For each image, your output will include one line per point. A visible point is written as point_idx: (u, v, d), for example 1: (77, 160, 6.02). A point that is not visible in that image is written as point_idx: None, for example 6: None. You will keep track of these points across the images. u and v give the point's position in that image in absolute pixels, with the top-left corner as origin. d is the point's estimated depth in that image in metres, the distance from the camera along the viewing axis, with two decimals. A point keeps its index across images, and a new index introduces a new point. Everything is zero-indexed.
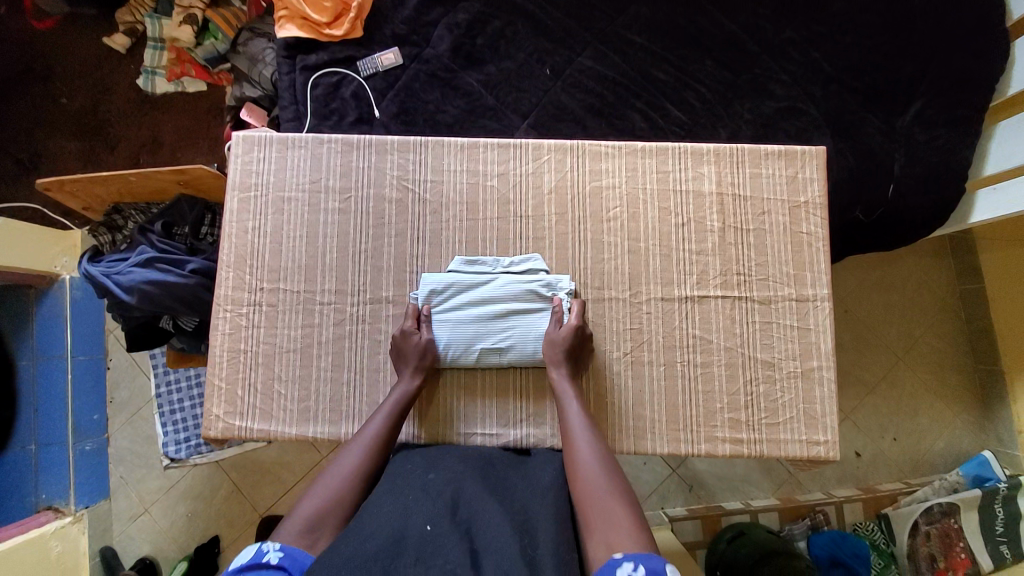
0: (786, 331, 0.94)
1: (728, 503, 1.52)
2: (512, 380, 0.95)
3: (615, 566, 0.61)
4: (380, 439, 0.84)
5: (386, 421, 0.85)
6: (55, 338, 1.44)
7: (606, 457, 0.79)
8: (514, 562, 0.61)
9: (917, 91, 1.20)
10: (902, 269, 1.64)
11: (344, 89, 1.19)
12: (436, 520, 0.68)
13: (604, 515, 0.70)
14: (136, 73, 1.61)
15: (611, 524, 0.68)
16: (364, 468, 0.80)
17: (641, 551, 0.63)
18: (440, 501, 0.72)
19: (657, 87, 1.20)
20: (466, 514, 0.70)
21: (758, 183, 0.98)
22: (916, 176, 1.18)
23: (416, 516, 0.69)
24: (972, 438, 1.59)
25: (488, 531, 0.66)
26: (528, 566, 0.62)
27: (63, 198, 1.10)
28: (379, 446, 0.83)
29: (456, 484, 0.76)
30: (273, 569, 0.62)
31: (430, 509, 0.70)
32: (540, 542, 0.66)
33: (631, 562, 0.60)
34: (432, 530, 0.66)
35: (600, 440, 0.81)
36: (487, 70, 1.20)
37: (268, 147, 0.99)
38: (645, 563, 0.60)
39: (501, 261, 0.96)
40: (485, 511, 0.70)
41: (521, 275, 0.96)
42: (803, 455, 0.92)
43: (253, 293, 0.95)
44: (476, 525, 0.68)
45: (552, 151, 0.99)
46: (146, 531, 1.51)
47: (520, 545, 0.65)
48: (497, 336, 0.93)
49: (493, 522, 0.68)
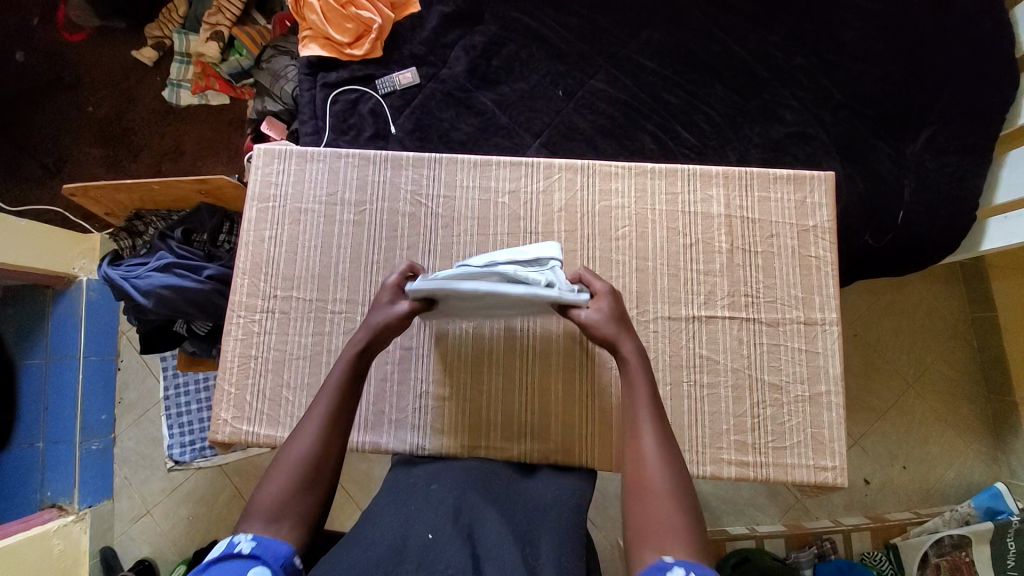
0: (794, 354, 0.94)
1: (733, 527, 1.49)
2: (514, 389, 0.95)
3: (663, 568, 0.56)
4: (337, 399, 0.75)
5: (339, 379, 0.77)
6: (69, 337, 1.46)
7: (671, 453, 0.69)
8: (516, 566, 0.61)
9: (926, 121, 1.21)
10: (912, 294, 1.63)
11: (362, 106, 1.23)
12: (437, 527, 0.67)
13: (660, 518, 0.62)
14: (162, 85, 1.67)
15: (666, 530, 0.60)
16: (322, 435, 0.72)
17: (697, 566, 0.56)
18: (442, 507, 0.71)
19: (667, 110, 1.22)
20: (468, 519, 0.69)
21: (766, 206, 0.99)
22: (925, 203, 1.19)
23: (418, 524, 0.68)
24: (984, 470, 1.56)
25: (490, 538, 0.66)
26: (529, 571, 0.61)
27: (88, 203, 1.13)
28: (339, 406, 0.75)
29: (458, 492, 0.75)
30: (243, 558, 0.58)
31: (432, 517, 0.69)
32: (542, 553, 0.66)
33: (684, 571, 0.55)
34: (433, 536, 0.65)
35: (667, 431, 0.71)
36: (502, 90, 1.24)
37: (288, 160, 1.02)
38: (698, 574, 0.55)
39: None
40: (487, 518, 0.69)
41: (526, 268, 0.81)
42: (810, 480, 0.91)
43: (266, 300, 0.97)
44: (478, 530, 0.67)
45: (563, 170, 1.01)
46: (146, 533, 1.51)
47: (523, 554, 0.64)
48: None
49: (494, 529, 0.67)
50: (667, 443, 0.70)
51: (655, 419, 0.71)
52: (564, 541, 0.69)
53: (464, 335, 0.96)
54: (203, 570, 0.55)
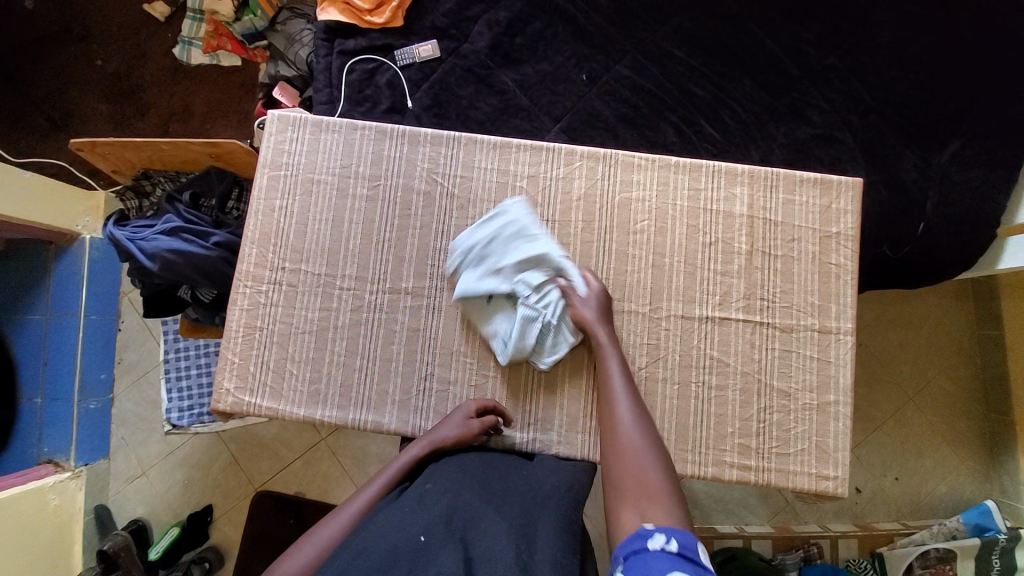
0: (806, 362, 0.93)
1: (722, 526, 1.51)
2: (520, 386, 0.94)
3: (645, 533, 0.63)
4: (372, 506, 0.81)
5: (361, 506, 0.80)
6: (70, 295, 1.45)
7: (646, 424, 0.82)
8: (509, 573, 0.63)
9: (958, 131, 1.17)
10: (921, 307, 1.62)
11: (379, 77, 1.19)
12: (431, 529, 0.68)
13: (639, 483, 0.74)
14: (174, 42, 1.63)
15: (644, 493, 0.72)
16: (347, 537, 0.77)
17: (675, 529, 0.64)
18: (436, 508, 0.72)
19: (693, 103, 1.19)
20: (461, 523, 0.70)
21: (789, 209, 0.97)
22: (948, 217, 1.16)
23: (412, 524, 0.69)
24: (976, 487, 1.56)
25: (483, 542, 0.67)
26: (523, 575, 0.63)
27: (94, 159, 1.10)
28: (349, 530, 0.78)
29: (453, 491, 0.76)
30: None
31: (426, 517, 0.70)
32: (537, 555, 0.68)
33: (663, 536, 0.62)
34: (427, 539, 0.67)
35: (640, 405, 0.84)
36: (524, 70, 1.20)
37: (302, 128, 0.99)
38: (678, 538, 0.61)
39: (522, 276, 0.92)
40: (481, 521, 0.71)
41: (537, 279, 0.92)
42: (810, 488, 0.90)
43: (274, 271, 0.95)
44: (471, 535, 0.69)
45: (585, 158, 0.98)
46: (142, 493, 1.52)
47: (517, 556, 0.66)
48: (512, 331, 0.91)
49: (487, 533, 0.69)
50: (643, 416, 0.82)
51: (630, 393, 0.85)
52: (560, 540, 0.71)
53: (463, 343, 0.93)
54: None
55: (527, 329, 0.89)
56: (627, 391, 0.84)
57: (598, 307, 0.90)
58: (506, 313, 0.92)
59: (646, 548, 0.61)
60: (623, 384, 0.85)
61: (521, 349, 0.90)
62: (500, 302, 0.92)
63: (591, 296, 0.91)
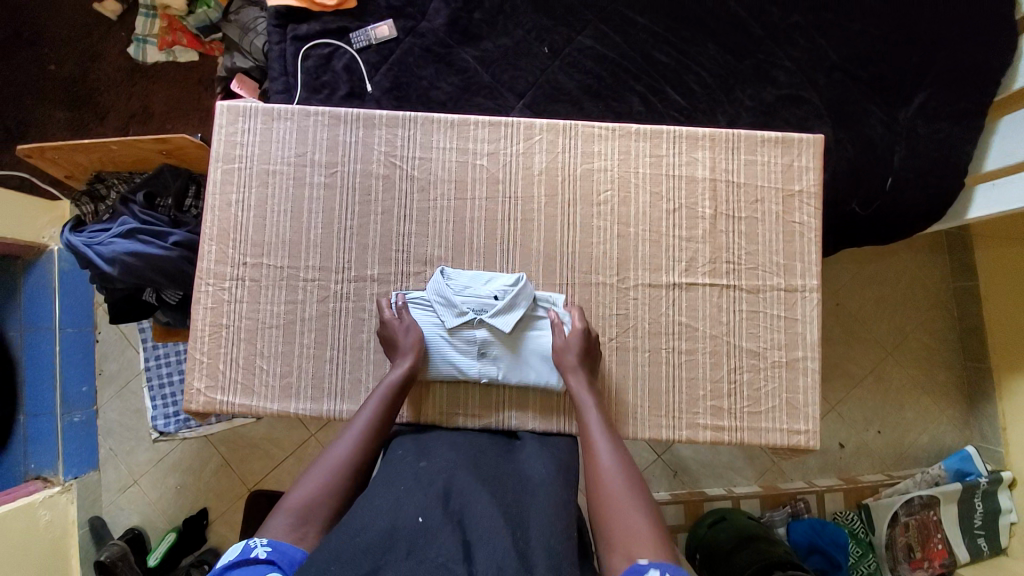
0: (774, 321, 0.94)
1: (712, 489, 1.54)
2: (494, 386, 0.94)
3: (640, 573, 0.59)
4: (370, 429, 0.80)
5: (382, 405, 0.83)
6: (44, 308, 1.43)
7: (629, 465, 0.75)
8: (507, 558, 0.60)
9: (921, 83, 1.17)
10: (897, 263, 1.64)
11: (336, 62, 1.15)
12: (428, 511, 0.67)
13: (622, 527, 0.66)
14: (127, 42, 1.57)
15: (630, 535, 0.65)
16: (353, 461, 0.76)
17: (668, 561, 0.61)
18: (432, 490, 0.71)
19: (657, 70, 1.16)
20: (458, 505, 0.69)
21: (752, 170, 0.97)
22: (915, 170, 1.17)
23: (408, 506, 0.68)
24: (956, 434, 1.60)
25: (480, 524, 0.65)
26: (520, 562, 0.60)
27: (45, 166, 1.08)
28: (375, 429, 0.81)
29: (448, 473, 0.75)
30: (259, 564, 0.61)
31: (422, 499, 0.69)
32: (533, 540, 0.65)
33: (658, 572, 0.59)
34: (424, 521, 0.65)
35: (621, 445, 0.78)
36: (483, 46, 1.16)
37: (253, 118, 0.96)
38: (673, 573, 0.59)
39: (477, 280, 0.93)
40: (477, 502, 0.68)
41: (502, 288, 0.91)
42: (783, 444, 0.92)
43: (235, 267, 0.94)
44: (468, 516, 0.67)
45: (544, 131, 0.97)
46: (135, 502, 1.52)
47: (513, 540, 0.63)
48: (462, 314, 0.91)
49: (485, 514, 0.66)
50: (623, 457, 0.76)
51: (609, 437, 0.79)
52: (552, 522, 0.68)
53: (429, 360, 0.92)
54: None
55: (482, 337, 0.92)
56: (602, 428, 0.80)
57: (581, 347, 0.88)
58: (476, 306, 0.91)
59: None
60: (598, 424, 0.81)
61: (462, 339, 0.92)
62: (478, 296, 0.91)
63: (569, 335, 0.88)
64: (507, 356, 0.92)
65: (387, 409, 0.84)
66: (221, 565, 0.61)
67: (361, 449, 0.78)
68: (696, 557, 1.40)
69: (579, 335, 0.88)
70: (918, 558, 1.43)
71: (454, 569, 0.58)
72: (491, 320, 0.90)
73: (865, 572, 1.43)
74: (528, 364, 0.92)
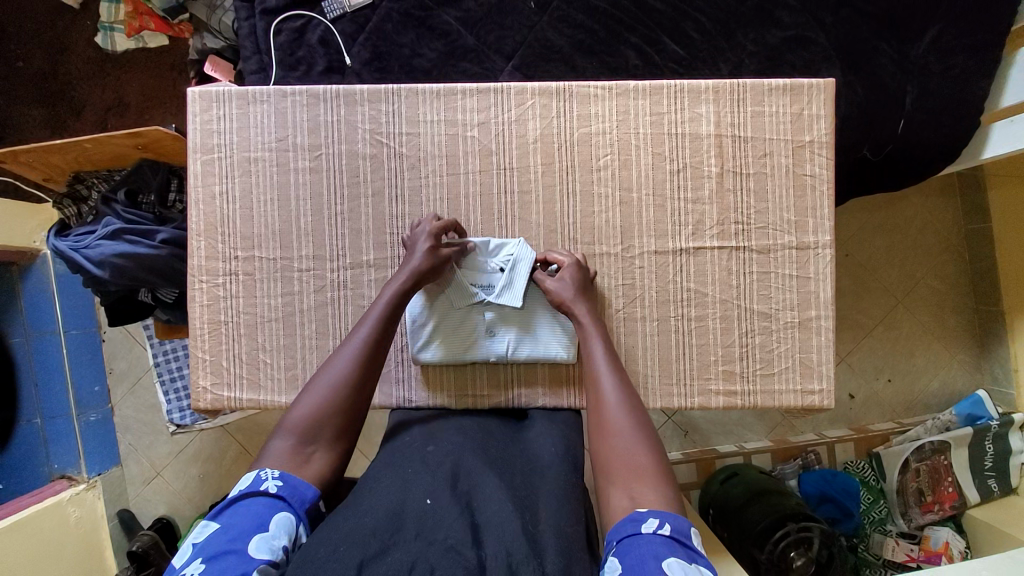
0: (785, 281, 0.91)
1: (723, 446, 1.56)
2: (502, 370, 0.93)
3: (639, 520, 0.62)
4: (358, 359, 0.77)
5: (371, 332, 0.80)
6: (45, 313, 1.41)
7: (635, 402, 0.75)
8: (515, 541, 0.59)
9: (935, 15, 1.08)
10: (907, 209, 1.59)
11: (310, 35, 1.08)
12: (435, 494, 0.66)
13: (622, 463, 0.68)
14: (92, 30, 1.48)
15: (633, 474, 0.67)
16: (347, 383, 0.75)
17: (667, 507, 0.63)
18: (439, 474, 0.70)
19: (653, 19, 1.08)
20: (465, 488, 0.68)
21: (759, 122, 0.91)
22: (929, 111, 1.10)
23: (415, 491, 0.67)
24: (966, 378, 1.60)
25: (488, 507, 0.64)
26: (529, 545, 0.59)
27: (21, 169, 1.04)
28: (369, 353, 0.78)
29: (455, 455, 0.74)
30: (270, 498, 0.62)
31: (427, 483, 0.68)
32: (541, 522, 0.64)
33: (656, 520, 0.61)
34: (432, 503, 0.64)
35: (627, 382, 0.77)
36: (465, 5, 1.08)
37: (227, 103, 0.91)
38: (671, 523, 0.61)
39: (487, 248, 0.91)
40: (485, 485, 0.68)
41: (508, 258, 0.90)
42: (796, 404, 0.91)
43: (227, 261, 0.91)
44: (476, 499, 0.66)
45: (537, 95, 0.91)
46: (161, 493, 1.55)
47: (521, 523, 0.62)
48: (466, 294, 0.90)
49: (492, 499, 0.66)
50: (630, 397, 0.75)
51: (613, 372, 0.78)
52: (563, 506, 0.68)
53: (436, 357, 0.91)
54: (231, 506, 0.61)
55: (491, 316, 0.91)
56: (610, 364, 0.78)
57: (579, 287, 0.85)
58: (484, 286, 0.91)
59: (640, 532, 0.60)
60: (607, 360, 0.79)
61: (472, 320, 0.91)
62: (486, 271, 0.91)
63: (565, 280, 0.86)
64: (515, 332, 0.91)
65: (381, 330, 0.80)
66: (231, 495, 0.62)
67: (355, 370, 0.76)
68: (709, 512, 1.42)
69: (574, 269, 0.86)
70: (929, 502, 1.43)
71: (464, 554, 0.57)
72: (499, 297, 0.89)
73: (876, 519, 1.45)
74: (538, 337, 0.91)
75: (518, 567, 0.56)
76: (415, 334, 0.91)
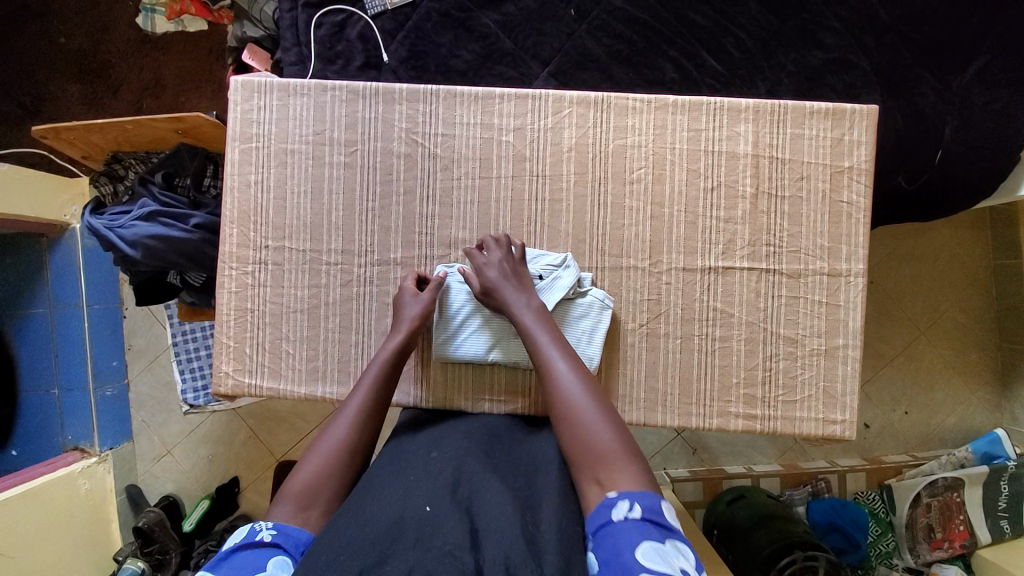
0: (813, 307, 0.90)
1: (731, 467, 1.54)
2: (521, 375, 0.93)
3: (611, 505, 0.65)
4: (361, 417, 0.78)
5: (370, 392, 0.81)
6: (70, 285, 1.44)
7: (588, 386, 0.77)
8: (514, 546, 0.58)
9: (981, 47, 1.06)
10: (936, 240, 1.56)
11: (350, 30, 1.09)
12: (436, 500, 0.65)
13: (587, 452, 0.71)
14: (133, 13, 1.51)
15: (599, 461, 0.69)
16: (351, 442, 0.76)
17: (645, 501, 0.65)
18: (442, 479, 0.69)
19: (693, 34, 1.07)
20: (466, 493, 0.68)
21: (798, 145, 0.90)
22: (968, 143, 1.08)
23: (418, 495, 0.67)
24: (985, 416, 1.56)
25: (489, 513, 0.63)
26: (529, 547, 0.59)
27: (61, 146, 1.06)
28: (369, 410, 0.79)
29: (458, 460, 0.74)
30: (265, 546, 0.63)
31: (431, 487, 0.68)
32: (543, 528, 0.63)
33: (626, 503, 0.64)
34: (432, 510, 0.64)
35: (578, 367, 0.79)
36: (505, 9, 1.08)
37: (269, 94, 0.92)
38: (639, 502, 0.64)
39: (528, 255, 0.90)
40: (488, 489, 0.68)
41: (548, 265, 0.89)
42: (817, 433, 0.90)
43: (257, 251, 0.92)
44: (477, 503, 0.66)
45: (574, 104, 0.91)
46: (169, 470, 1.57)
47: (522, 526, 0.62)
48: None
49: (494, 504, 0.65)
50: (584, 383, 0.77)
51: (561, 359, 0.79)
52: (565, 512, 0.67)
53: (460, 355, 0.91)
54: (227, 558, 0.61)
55: None
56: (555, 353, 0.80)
57: (505, 271, 0.86)
58: None
59: (614, 522, 0.63)
60: (549, 347, 0.81)
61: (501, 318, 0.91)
62: None
63: (491, 262, 0.86)
64: None
65: (380, 387, 0.81)
66: (225, 548, 0.63)
67: (358, 429, 0.77)
68: (713, 532, 1.41)
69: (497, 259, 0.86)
70: (938, 538, 1.40)
71: (462, 559, 0.56)
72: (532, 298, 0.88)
73: (883, 552, 1.44)
74: None
75: (517, 570, 0.56)
76: (443, 325, 0.91)
